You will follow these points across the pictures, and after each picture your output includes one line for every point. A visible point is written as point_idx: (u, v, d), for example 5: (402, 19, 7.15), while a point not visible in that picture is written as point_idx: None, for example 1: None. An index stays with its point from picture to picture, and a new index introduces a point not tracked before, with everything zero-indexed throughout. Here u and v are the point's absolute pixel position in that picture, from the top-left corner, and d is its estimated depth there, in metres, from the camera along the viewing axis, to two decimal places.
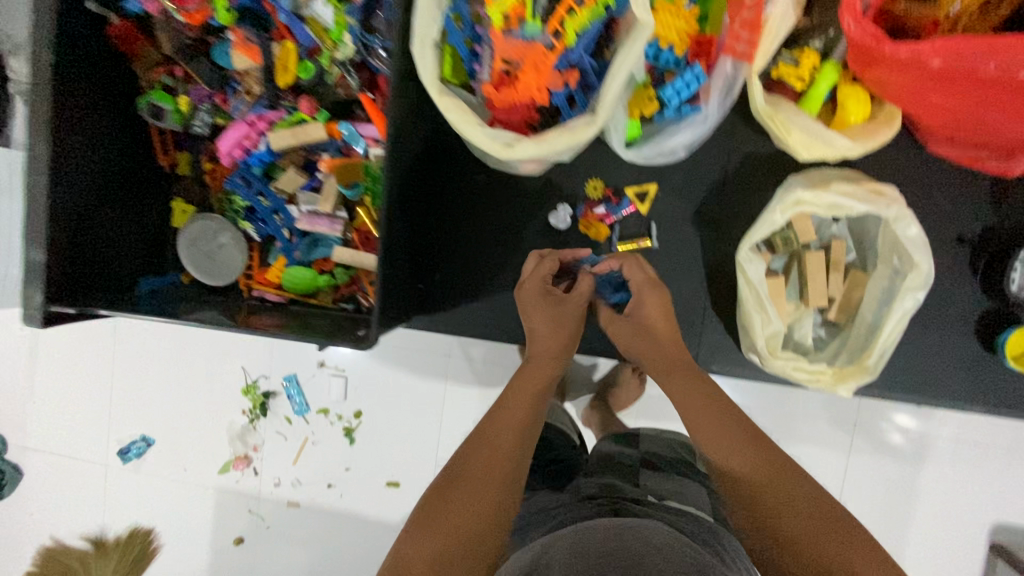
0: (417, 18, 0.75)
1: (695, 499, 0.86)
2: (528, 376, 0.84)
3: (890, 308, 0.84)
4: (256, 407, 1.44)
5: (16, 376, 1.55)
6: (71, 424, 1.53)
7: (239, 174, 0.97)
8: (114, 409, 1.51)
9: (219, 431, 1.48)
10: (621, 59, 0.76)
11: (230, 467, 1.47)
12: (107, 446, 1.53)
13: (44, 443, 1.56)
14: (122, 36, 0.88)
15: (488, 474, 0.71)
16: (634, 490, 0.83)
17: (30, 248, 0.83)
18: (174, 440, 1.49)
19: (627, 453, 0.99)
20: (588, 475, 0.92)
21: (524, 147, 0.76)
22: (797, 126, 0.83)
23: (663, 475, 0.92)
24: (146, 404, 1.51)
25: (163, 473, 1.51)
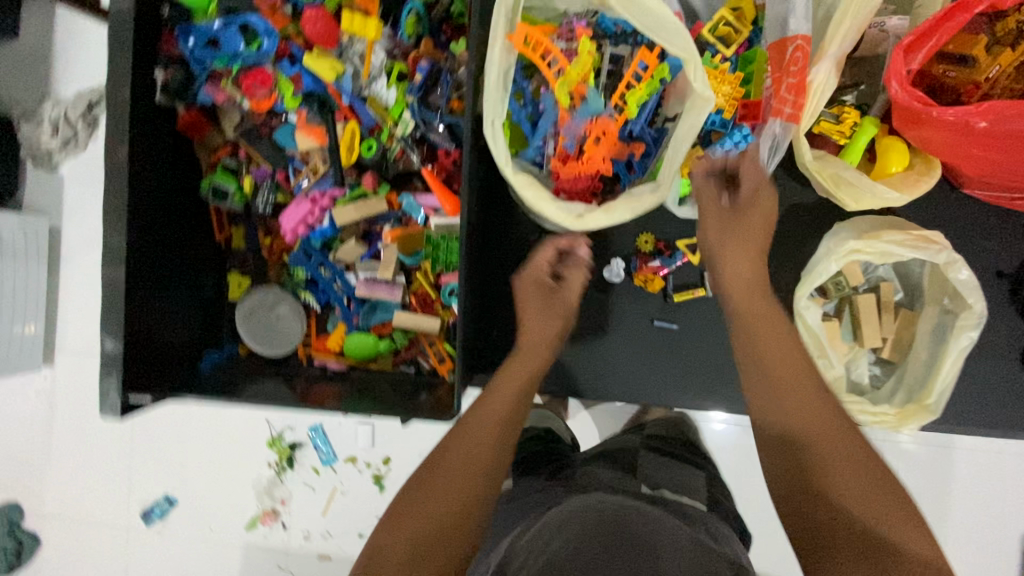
0: (487, 102, 0.78)
1: (689, 486, 0.86)
2: (517, 367, 0.84)
3: (946, 346, 0.88)
4: (283, 459, 1.37)
5: (30, 439, 1.45)
6: (92, 486, 1.45)
7: (301, 248, 1.00)
8: (137, 468, 1.43)
9: (245, 487, 1.41)
10: (681, 132, 0.80)
11: (258, 522, 1.40)
12: (129, 508, 1.44)
13: (63, 508, 1.46)
14: (190, 125, 0.90)
15: (469, 465, 0.72)
16: (631, 483, 0.83)
17: (104, 338, 0.83)
18: (199, 500, 1.42)
19: (629, 441, 1.00)
20: (586, 462, 0.92)
21: (595, 218, 0.79)
22: (844, 180, 0.87)
23: (661, 463, 0.92)
24: (171, 461, 1.43)
25: (189, 534, 1.43)
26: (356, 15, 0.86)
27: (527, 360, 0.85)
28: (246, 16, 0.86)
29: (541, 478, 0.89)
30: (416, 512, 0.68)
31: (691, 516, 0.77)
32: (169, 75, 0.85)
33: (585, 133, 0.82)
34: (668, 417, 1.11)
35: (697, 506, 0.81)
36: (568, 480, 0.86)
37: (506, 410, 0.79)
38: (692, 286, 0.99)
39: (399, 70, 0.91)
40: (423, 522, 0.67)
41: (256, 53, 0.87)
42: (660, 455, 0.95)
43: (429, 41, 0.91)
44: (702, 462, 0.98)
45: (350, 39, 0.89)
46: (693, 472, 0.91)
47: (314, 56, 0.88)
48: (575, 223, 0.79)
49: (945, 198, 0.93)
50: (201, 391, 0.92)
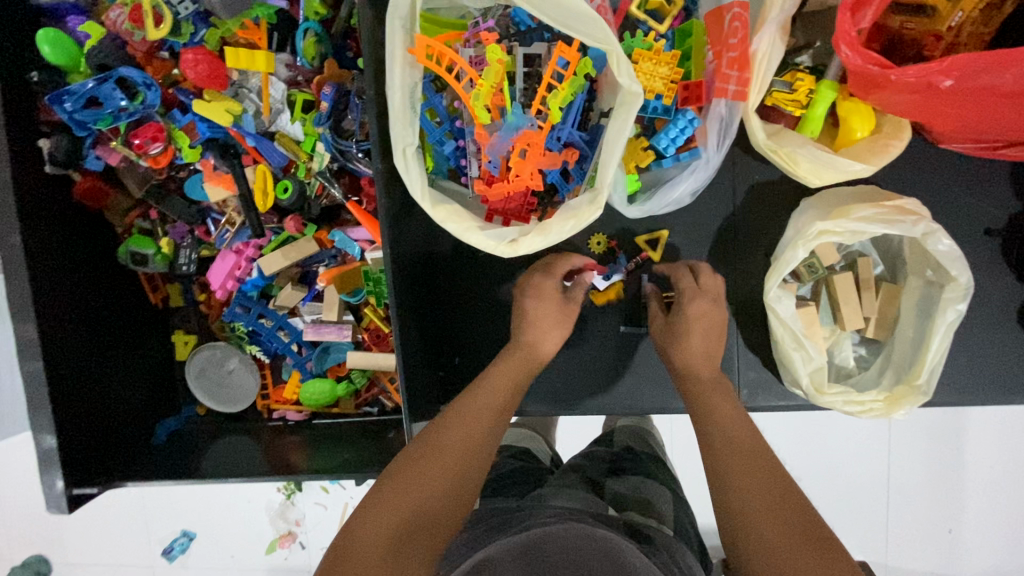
0: (393, 129, 0.70)
1: (652, 507, 0.83)
2: (497, 375, 0.75)
3: (932, 322, 0.81)
4: (290, 483, 1.32)
5: (31, 497, 1.40)
6: (105, 533, 1.40)
7: (236, 302, 0.94)
8: (146, 509, 1.38)
9: (257, 512, 1.35)
10: (614, 131, 0.71)
11: (276, 546, 1.35)
12: (149, 547, 1.40)
13: (85, 555, 1.42)
14: (88, 194, 0.84)
15: (456, 457, 0.64)
16: (595, 507, 0.80)
17: (38, 434, 0.78)
18: (213, 535, 1.37)
19: (595, 463, 0.96)
20: (554, 484, 0.88)
21: (529, 241, 0.72)
22: (803, 157, 0.78)
23: (628, 484, 0.89)
24: (179, 498, 1.38)
25: (209, 568, 1.39)
26: (241, 50, 0.79)
27: (500, 379, 0.75)
28: (118, 69, 0.78)
29: (505, 501, 0.84)
30: (395, 499, 0.60)
31: (652, 541, 0.73)
32: (53, 143, 0.78)
33: (509, 148, 0.73)
34: (634, 426, 1.08)
35: (662, 531, 0.78)
36: (534, 503, 0.80)
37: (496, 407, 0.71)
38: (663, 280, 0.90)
39: (303, 99, 0.83)
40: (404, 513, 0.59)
41: (140, 106, 0.79)
42: (623, 477, 0.91)
43: (333, 61, 0.83)
44: (664, 480, 0.93)
45: (242, 74, 0.82)
46: (655, 491, 0.88)
47: (204, 101, 0.80)
48: (507, 249, 0.72)
49: (918, 155, 0.85)
50: (153, 470, 0.88)
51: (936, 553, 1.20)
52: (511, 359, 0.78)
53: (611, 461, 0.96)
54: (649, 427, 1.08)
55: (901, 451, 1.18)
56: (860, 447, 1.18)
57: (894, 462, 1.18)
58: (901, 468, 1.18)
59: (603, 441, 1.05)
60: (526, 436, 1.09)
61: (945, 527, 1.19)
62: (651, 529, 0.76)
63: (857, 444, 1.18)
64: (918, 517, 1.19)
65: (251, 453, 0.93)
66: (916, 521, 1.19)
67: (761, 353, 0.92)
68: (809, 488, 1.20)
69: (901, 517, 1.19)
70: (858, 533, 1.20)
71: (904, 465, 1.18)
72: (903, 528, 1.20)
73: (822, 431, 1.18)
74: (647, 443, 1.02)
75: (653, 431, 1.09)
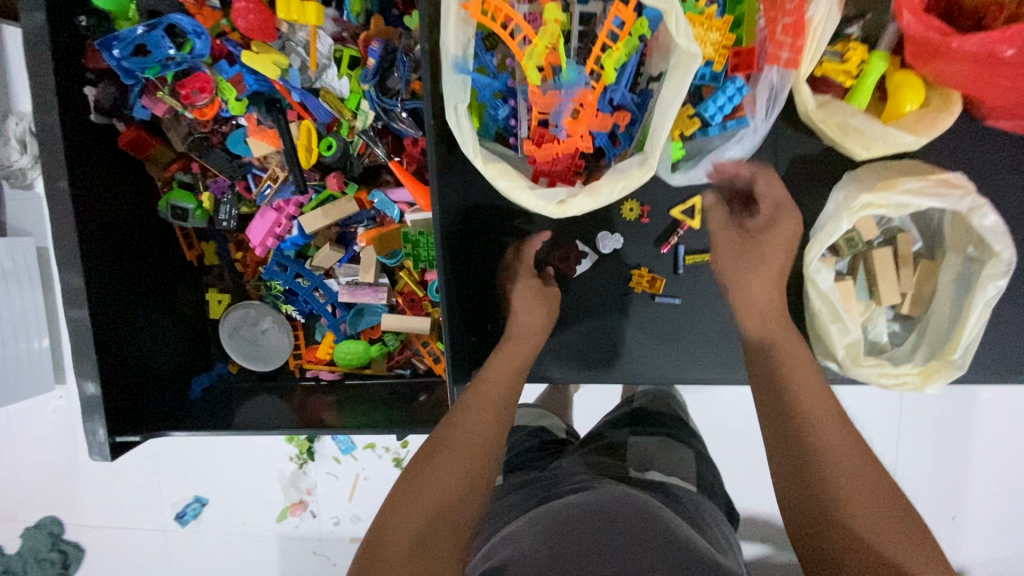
0: (445, 87, 0.70)
1: (674, 467, 0.84)
2: (497, 368, 0.78)
3: (971, 298, 0.82)
4: (303, 452, 1.33)
5: (49, 457, 1.41)
6: (122, 494, 1.42)
7: (274, 261, 0.95)
8: (163, 473, 1.40)
9: (269, 480, 1.37)
10: (667, 94, 0.71)
11: (287, 514, 1.37)
12: (162, 511, 1.42)
13: (100, 517, 1.44)
14: (133, 145, 0.83)
15: (468, 443, 0.67)
16: (617, 470, 0.81)
17: (81, 380, 0.79)
18: (230, 498, 1.39)
19: (614, 429, 0.97)
20: (574, 454, 0.89)
21: (577, 203, 0.73)
22: (853, 125, 0.79)
23: (647, 445, 0.89)
24: (196, 462, 1.39)
25: (222, 533, 1.41)
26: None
27: (513, 355, 0.80)
28: (168, 15, 0.76)
29: (528, 475, 0.84)
30: (416, 497, 0.62)
31: (678, 497, 0.75)
32: (101, 91, 0.78)
33: (562, 108, 0.74)
34: (653, 391, 1.07)
35: (688, 488, 0.79)
36: (556, 471, 0.81)
37: (498, 396, 0.74)
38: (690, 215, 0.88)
39: (349, 56, 0.83)
40: (427, 507, 0.61)
41: (188, 56, 0.79)
42: (644, 438, 0.91)
43: (379, 18, 0.82)
44: (689, 440, 0.94)
45: (290, 27, 0.81)
46: (678, 452, 0.89)
47: (252, 53, 0.79)
48: (555, 211, 0.73)
49: (965, 135, 0.84)
50: (191, 421, 0.89)
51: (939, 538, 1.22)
52: (518, 340, 0.82)
53: (630, 424, 0.96)
54: (670, 391, 1.09)
55: (913, 437, 1.19)
56: (875, 428, 1.19)
57: (904, 447, 1.20)
58: (914, 450, 1.20)
59: (623, 406, 1.06)
60: (543, 415, 1.08)
61: (949, 514, 1.21)
62: (675, 486, 0.78)
63: (870, 427, 1.19)
64: (923, 502, 1.21)
65: (283, 409, 0.94)
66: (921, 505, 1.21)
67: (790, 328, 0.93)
68: None
69: None
70: None
71: (916, 447, 1.20)
72: None
73: None
74: (665, 405, 1.02)
75: (675, 395, 1.08)
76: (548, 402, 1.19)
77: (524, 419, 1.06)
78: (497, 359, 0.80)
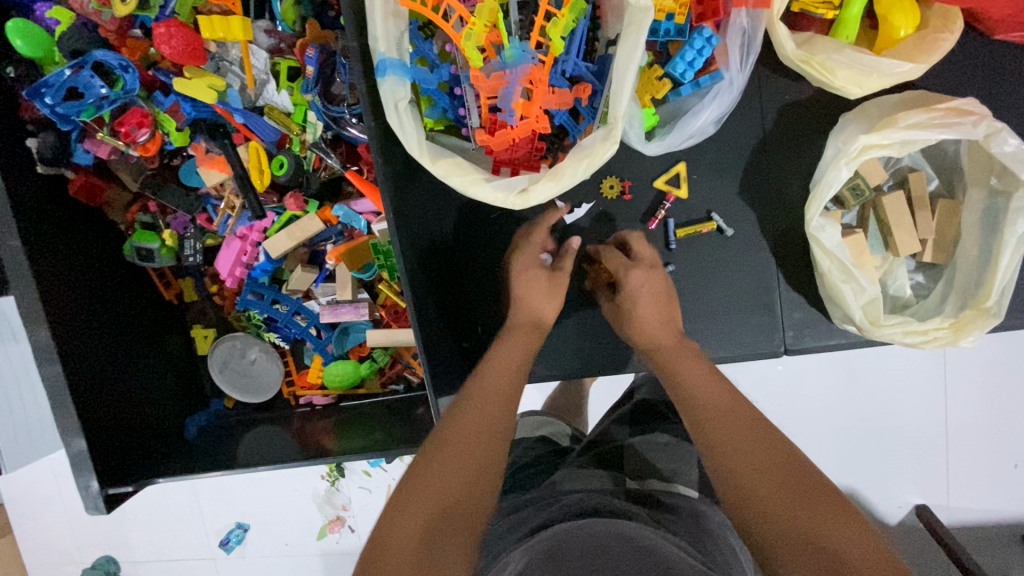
0: (381, 86, 0.65)
1: (673, 470, 0.80)
2: (501, 360, 0.71)
3: (1000, 235, 0.73)
4: (332, 468, 1.29)
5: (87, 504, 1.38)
6: (163, 531, 1.39)
7: (248, 290, 0.92)
8: (201, 502, 1.36)
9: (303, 499, 1.33)
10: (624, 56, 0.64)
11: (326, 531, 1.34)
12: (207, 540, 1.38)
13: (150, 552, 1.41)
14: (84, 191, 0.82)
15: (474, 432, 0.61)
16: (611, 483, 0.77)
17: (67, 438, 0.76)
18: (268, 521, 1.35)
19: (612, 430, 0.92)
20: (571, 465, 0.84)
21: (540, 189, 0.67)
22: (840, 64, 0.70)
23: (650, 447, 0.85)
24: (228, 489, 1.35)
25: (266, 557, 1.38)
26: (214, 17, 0.74)
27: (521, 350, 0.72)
28: (92, 53, 0.74)
29: (524, 496, 0.78)
30: (420, 495, 0.55)
31: (677, 509, 0.70)
32: (41, 141, 0.76)
33: (514, 90, 0.67)
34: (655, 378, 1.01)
35: (684, 495, 0.75)
36: (550, 491, 0.76)
37: (509, 384, 0.68)
38: (697, 222, 0.83)
39: (288, 67, 0.80)
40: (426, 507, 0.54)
41: (121, 92, 0.76)
42: (643, 440, 0.86)
43: (315, 22, 0.78)
44: None
45: (220, 46, 0.78)
46: (678, 450, 0.84)
47: (185, 79, 0.77)
48: (517, 201, 0.67)
49: (970, 54, 0.75)
50: (185, 463, 0.86)
51: (1003, 492, 1.12)
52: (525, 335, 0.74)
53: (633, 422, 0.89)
54: None
55: (962, 386, 1.09)
56: (919, 382, 1.10)
57: (951, 398, 1.10)
58: (966, 401, 1.10)
59: (626, 400, 1.00)
60: (542, 423, 1.03)
61: (1009, 463, 1.11)
62: (672, 497, 0.74)
63: (910, 382, 1.10)
64: (980, 455, 1.11)
65: (281, 435, 0.91)
66: (980, 460, 1.11)
67: (803, 292, 0.85)
68: (863, 433, 1.13)
69: (964, 457, 1.11)
70: (919, 476, 1.13)
71: (964, 398, 1.10)
72: (965, 469, 1.12)
73: (873, 369, 1.10)
74: (670, 393, 0.96)
75: None
76: (560, 400, 1.13)
77: (525, 431, 1.02)
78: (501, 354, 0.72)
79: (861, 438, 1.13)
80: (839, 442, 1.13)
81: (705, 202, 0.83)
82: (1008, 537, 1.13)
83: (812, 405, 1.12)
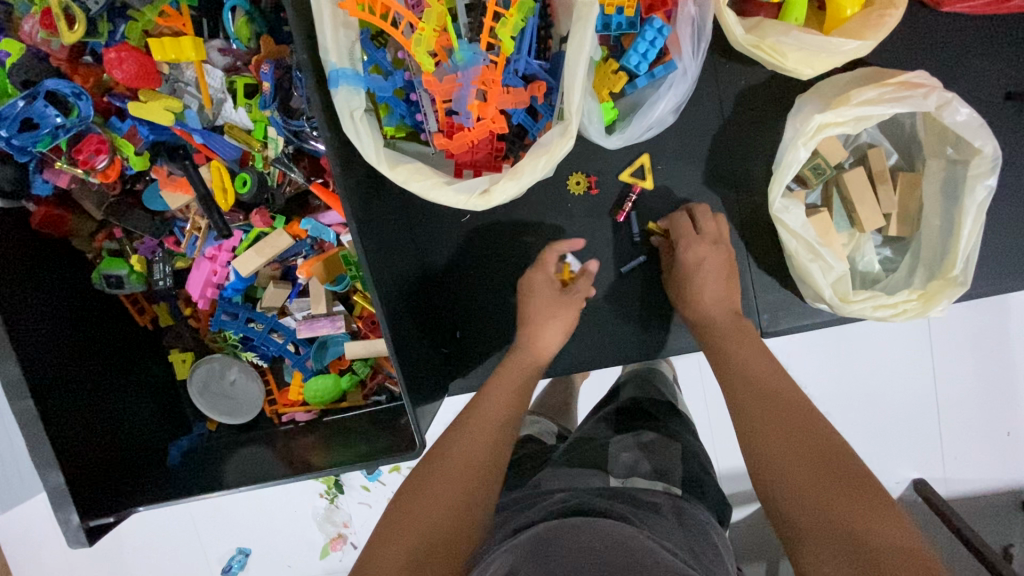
0: (335, 97, 0.64)
1: (657, 468, 0.78)
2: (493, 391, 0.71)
3: (961, 204, 0.74)
4: (331, 485, 1.28)
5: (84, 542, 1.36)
6: (163, 563, 1.37)
7: (221, 310, 0.91)
8: (199, 531, 1.35)
9: (304, 519, 1.32)
10: (574, 49, 0.64)
11: (329, 550, 1.32)
12: (209, 569, 1.36)
13: None
14: (48, 222, 0.81)
15: (458, 470, 0.62)
16: (596, 481, 0.76)
17: (44, 472, 0.75)
18: (270, 544, 1.34)
19: (599, 430, 0.91)
20: (557, 463, 0.84)
21: (501, 189, 0.67)
22: (790, 46, 0.71)
23: (639, 444, 0.83)
24: (226, 516, 1.33)
25: None
26: (165, 39, 0.74)
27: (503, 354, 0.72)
28: (44, 83, 0.73)
29: (511, 494, 0.78)
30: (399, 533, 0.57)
31: (659, 507, 0.68)
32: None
33: (469, 91, 0.67)
34: (637, 374, 1.02)
35: (667, 492, 0.73)
36: (535, 490, 0.75)
37: (494, 422, 0.68)
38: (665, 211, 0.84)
39: (245, 84, 0.79)
40: (413, 540, 0.56)
41: (76, 120, 0.75)
42: (627, 436, 0.86)
43: (269, 38, 0.78)
44: (682, 433, 0.88)
45: (175, 67, 0.78)
46: (664, 449, 0.82)
47: (140, 103, 0.77)
48: (479, 202, 0.67)
49: (918, 28, 0.77)
50: (168, 489, 0.85)
51: (998, 459, 1.12)
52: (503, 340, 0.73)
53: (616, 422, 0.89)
54: (651, 368, 1.04)
55: (946, 356, 1.10)
56: (904, 354, 1.11)
57: (941, 370, 1.11)
58: (951, 371, 1.11)
59: (611, 400, 1.00)
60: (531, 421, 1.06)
61: (1003, 431, 1.12)
62: (654, 494, 0.71)
63: (897, 357, 1.11)
64: (973, 424, 1.12)
65: (265, 454, 0.90)
66: (972, 429, 1.12)
67: (775, 274, 0.85)
68: (854, 410, 1.13)
69: (957, 428, 1.12)
70: (913, 450, 1.13)
71: (950, 367, 1.10)
72: (958, 438, 1.12)
73: (857, 345, 1.11)
74: (653, 390, 0.97)
75: (660, 371, 1.04)
76: (549, 399, 1.13)
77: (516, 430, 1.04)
78: (494, 386, 0.73)
79: (853, 416, 1.14)
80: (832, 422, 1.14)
81: (671, 191, 0.83)
82: (1008, 504, 1.13)
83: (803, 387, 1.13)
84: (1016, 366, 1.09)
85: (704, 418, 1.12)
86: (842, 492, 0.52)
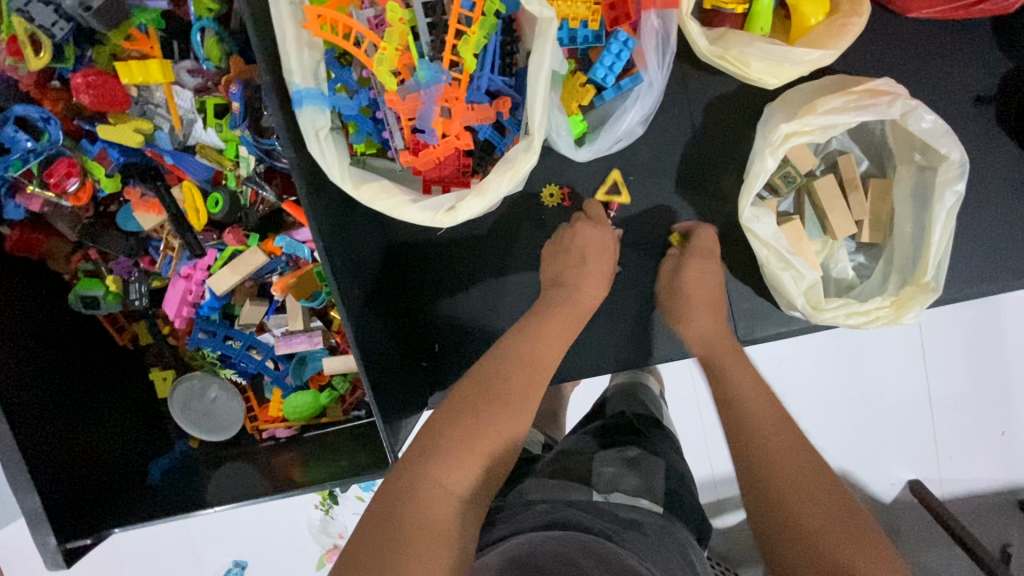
0: (299, 117, 0.64)
1: (640, 485, 0.77)
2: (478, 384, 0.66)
3: (930, 211, 0.74)
4: (326, 496, 1.28)
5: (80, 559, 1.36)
6: None
7: (199, 328, 0.92)
8: (196, 545, 1.34)
9: (300, 530, 1.31)
10: (534, 65, 0.65)
11: (326, 561, 1.32)
12: None
13: None
14: (22, 246, 0.82)
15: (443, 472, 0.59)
16: (580, 494, 0.74)
17: (21, 494, 0.76)
18: (267, 557, 1.33)
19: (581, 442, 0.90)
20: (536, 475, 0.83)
21: (466, 206, 0.67)
22: (755, 56, 0.70)
23: (620, 458, 0.82)
24: (222, 529, 1.33)
25: None
26: (133, 63, 0.75)
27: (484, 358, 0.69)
28: (13, 109, 0.75)
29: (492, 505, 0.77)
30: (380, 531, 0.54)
31: (642, 526, 0.66)
32: None
33: (432, 110, 0.68)
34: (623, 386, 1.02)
35: (651, 511, 0.72)
36: (514, 501, 0.74)
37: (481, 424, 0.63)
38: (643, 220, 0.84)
39: (214, 105, 0.80)
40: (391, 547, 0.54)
41: (47, 144, 0.77)
42: (611, 450, 0.85)
43: (238, 57, 0.78)
44: (662, 448, 0.87)
45: (143, 89, 0.79)
46: (647, 465, 0.82)
47: (110, 125, 0.78)
48: (445, 219, 0.67)
49: (885, 34, 0.77)
50: (148, 509, 0.85)
51: (992, 459, 1.12)
52: None
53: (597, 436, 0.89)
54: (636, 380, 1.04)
55: (934, 357, 1.10)
56: (892, 357, 1.10)
57: (930, 370, 1.10)
58: (940, 372, 1.10)
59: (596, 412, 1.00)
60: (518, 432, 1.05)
61: (998, 430, 1.11)
62: (640, 512, 0.70)
63: (884, 359, 1.11)
64: (965, 424, 1.11)
65: (246, 472, 0.90)
66: (964, 429, 1.11)
67: (753, 282, 0.85)
68: (845, 413, 1.13)
69: (950, 428, 1.11)
70: (907, 452, 1.13)
71: (938, 368, 1.10)
72: (951, 438, 1.12)
73: (844, 349, 1.11)
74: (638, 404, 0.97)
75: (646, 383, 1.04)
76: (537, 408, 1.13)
77: None
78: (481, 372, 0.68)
79: (845, 419, 1.13)
80: (823, 425, 1.13)
81: (647, 201, 0.83)
82: (1004, 504, 1.12)
83: (791, 391, 1.12)
84: (1005, 365, 1.09)
85: (695, 423, 1.12)
86: (820, 527, 0.53)
